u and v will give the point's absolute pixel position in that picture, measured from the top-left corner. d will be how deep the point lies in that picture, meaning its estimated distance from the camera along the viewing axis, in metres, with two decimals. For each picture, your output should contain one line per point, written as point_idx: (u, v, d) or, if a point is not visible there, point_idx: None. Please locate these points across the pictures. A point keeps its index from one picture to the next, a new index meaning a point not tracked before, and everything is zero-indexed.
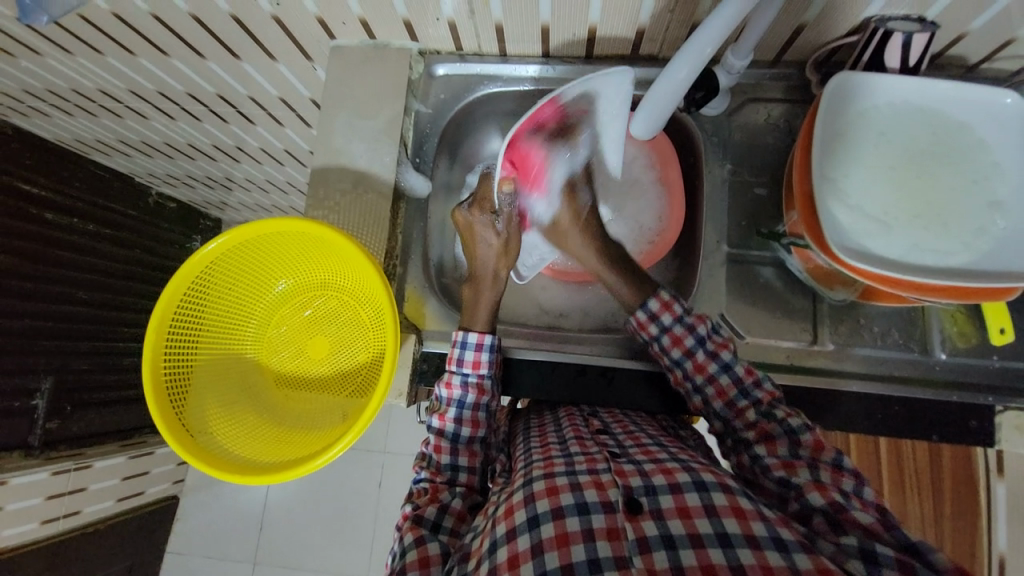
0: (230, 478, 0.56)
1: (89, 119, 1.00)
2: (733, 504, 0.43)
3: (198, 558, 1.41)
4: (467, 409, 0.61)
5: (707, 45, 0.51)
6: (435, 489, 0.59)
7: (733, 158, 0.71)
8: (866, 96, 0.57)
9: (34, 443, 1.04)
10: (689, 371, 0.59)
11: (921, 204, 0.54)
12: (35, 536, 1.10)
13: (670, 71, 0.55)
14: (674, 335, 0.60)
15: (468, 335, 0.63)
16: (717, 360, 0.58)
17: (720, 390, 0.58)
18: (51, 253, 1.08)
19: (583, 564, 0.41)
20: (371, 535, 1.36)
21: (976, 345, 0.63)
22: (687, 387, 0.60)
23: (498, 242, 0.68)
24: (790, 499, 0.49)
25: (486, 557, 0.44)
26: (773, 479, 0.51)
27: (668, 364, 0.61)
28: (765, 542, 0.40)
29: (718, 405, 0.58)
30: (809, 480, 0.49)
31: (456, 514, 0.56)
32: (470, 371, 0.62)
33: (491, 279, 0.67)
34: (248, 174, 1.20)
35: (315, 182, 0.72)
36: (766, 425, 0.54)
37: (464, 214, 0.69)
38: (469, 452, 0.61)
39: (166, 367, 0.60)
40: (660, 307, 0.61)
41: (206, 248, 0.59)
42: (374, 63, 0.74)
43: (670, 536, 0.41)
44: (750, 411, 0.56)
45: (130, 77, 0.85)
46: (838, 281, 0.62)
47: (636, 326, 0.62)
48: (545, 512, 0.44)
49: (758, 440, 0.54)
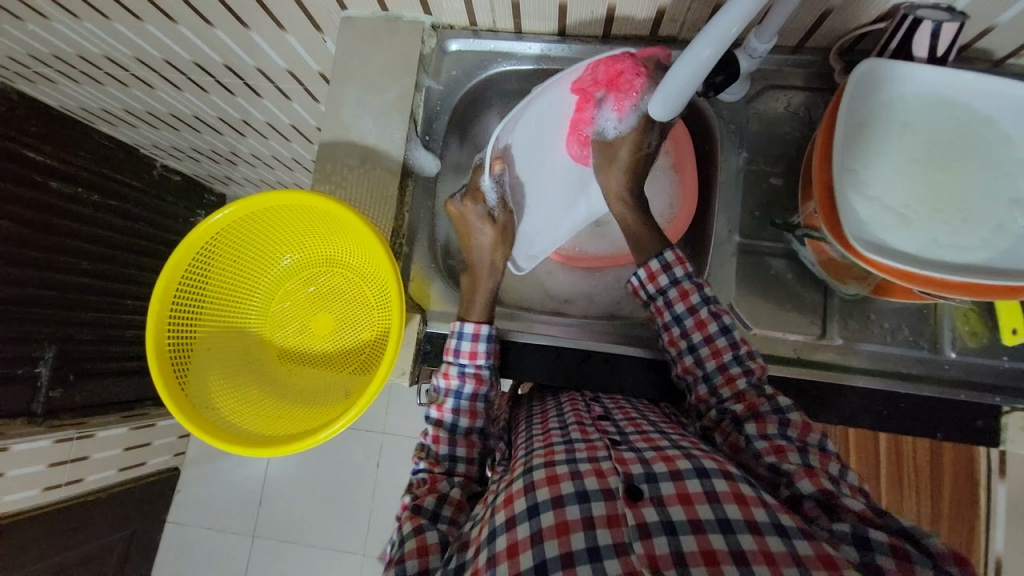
0: (233, 450, 0.56)
1: (95, 87, 0.99)
2: (734, 490, 0.43)
3: (199, 529, 1.43)
4: (465, 400, 0.61)
5: (734, 24, 0.48)
6: (433, 479, 0.59)
7: (749, 146, 0.70)
8: (890, 86, 0.55)
9: (37, 411, 1.06)
10: (687, 328, 0.60)
11: (942, 198, 0.53)
12: (36, 503, 1.11)
13: (692, 50, 0.52)
14: (682, 290, 0.60)
15: (466, 325, 0.63)
16: (719, 322, 0.59)
17: (716, 350, 0.58)
18: (56, 222, 1.08)
19: (583, 553, 0.40)
20: (369, 513, 1.38)
21: (987, 346, 0.62)
22: (682, 347, 0.60)
23: (492, 234, 0.68)
24: (782, 485, 0.49)
25: (486, 545, 0.44)
26: (765, 465, 0.51)
27: (667, 320, 0.61)
28: (766, 527, 0.40)
29: (709, 366, 0.58)
30: (800, 466, 0.48)
31: (455, 504, 0.56)
32: (467, 361, 0.62)
33: (489, 267, 0.67)
34: (253, 149, 1.19)
35: (322, 157, 0.71)
36: (754, 399, 0.55)
37: (457, 205, 0.69)
38: (467, 441, 0.61)
39: (170, 338, 0.60)
40: (675, 261, 0.61)
41: (211, 219, 0.58)
42: (386, 36, 0.73)
43: (670, 522, 0.41)
44: (741, 379, 0.56)
45: (136, 44, 0.83)
46: (851, 275, 0.61)
47: (646, 277, 0.62)
48: (545, 501, 0.44)
49: (748, 417, 0.54)
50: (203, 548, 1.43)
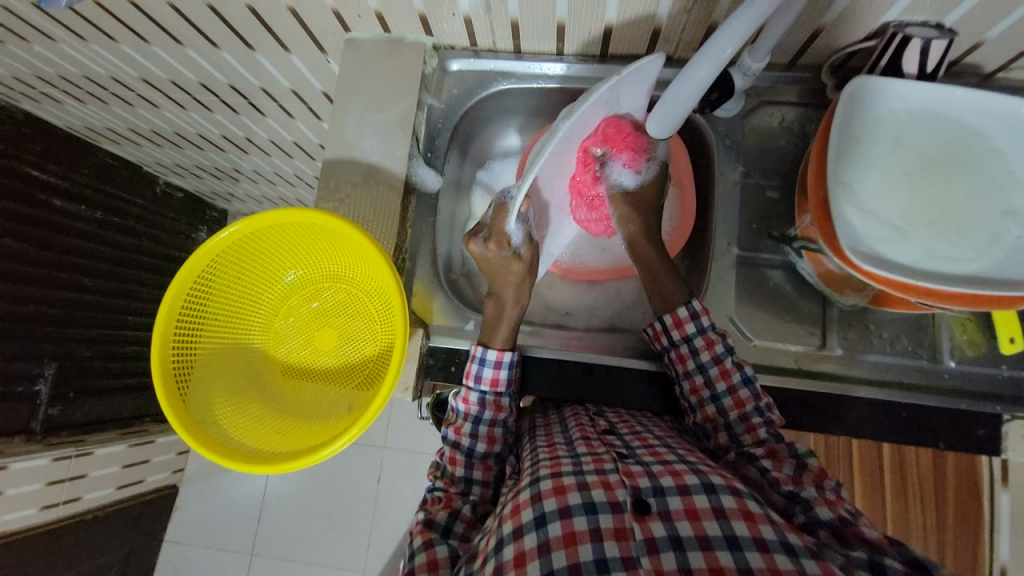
0: (236, 467, 0.56)
1: (101, 106, 1.01)
2: (741, 507, 0.43)
3: (196, 547, 1.42)
4: (484, 425, 0.61)
5: (727, 46, 0.51)
6: (449, 497, 0.58)
7: (746, 160, 0.71)
8: (881, 102, 0.56)
9: (36, 429, 1.06)
10: (711, 377, 0.59)
11: (936, 211, 0.54)
12: (34, 522, 1.10)
13: (688, 72, 0.55)
14: (708, 339, 0.60)
15: (488, 351, 0.62)
16: (743, 373, 0.59)
17: (739, 402, 0.58)
18: (59, 240, 1.08)
19: (590, 565, 0.40)
20: (369, 530, 1.36)
21: (986, 354, 0.63)
22: (704, 396, 0.60)
23: (519, 270, 0.65)
24: (795, 513, 0.50)
25: (493, 555, 0.44)
26: (779, 493, 0.51)
27: (690, 368, 0.60)
28: (774, 545, 0.40)
29: (732, 416, 0.58)
30: (818, 495, 0.50)
31: (467, 521, 0.56)
32: (487, 388, 0.62)
33: (515, 299, 0.65)
34: (255, 165, 1.20)
35: (326, 175, 0.72)
36: (775, 445, 0.55)
37: (480, 248, 0.65)
38: (484, 465, 0.61)
39: (174, 354, 0.60)
40: (703, 308, 0.61)
41: (217, 237, 0.59)
42: (388, 57, 0.74)
43: (678, 537, 0.42)
44: (762, 429, 0.56)
45: (142, 65, 0.84)
46: (849, 286, 0.62)
47: (674, 321, 0.62)
48: (552, 511, 0.44)
49: (763, 454, 0.54)
50: (200, 567, 1.41)
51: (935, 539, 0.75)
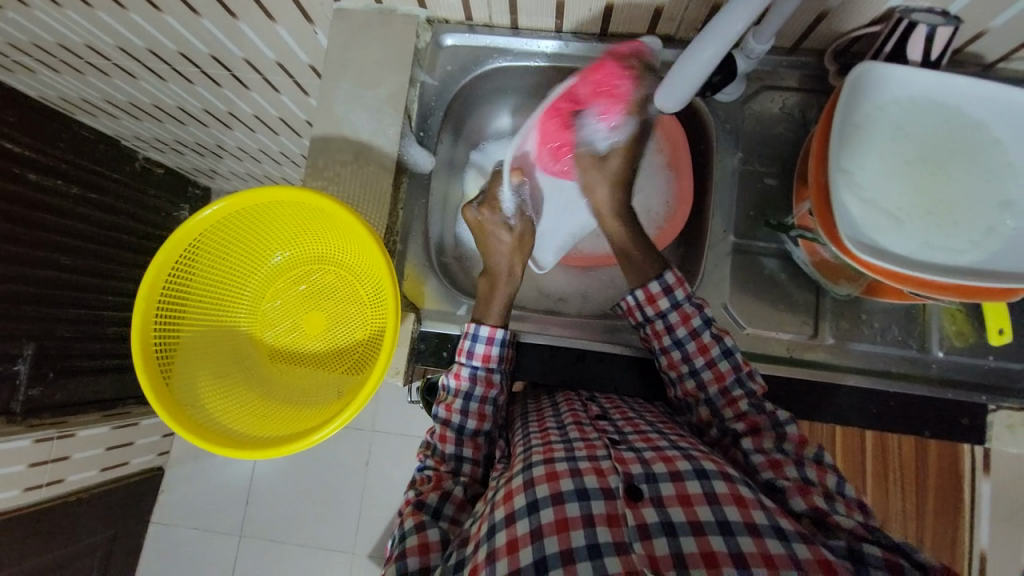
0: (223, 452, 0.55)
1: (75, 76, 0.95)
2: (733, 492, 0.43)
3: (183, 529, 1.41)
4: (475, 402, 0.60)
5: (738, 22, 0.49)
6: (438, 477, 0.58)
7: (745, 146, 0.70)
8: (885, 89, 0.55)
9: (15, 409, 1.02)
10: (689, 353, 0.59)
11: (934, 202, 0.53)
12: (17, 503, 1.08)
13: (694, 50, 0.53)
14: (683, 314, 0.60)
15: (480, 327, 0.61)
16: (722, 345, 0.59)
17: (702, 346, 0.59)
18: (33, 216, 1.04)
19: (583, 550, 0.41)
20: (359, 511, 1.37)
21: (973, 345, 0.64)
22: (666, 341, 0.60)
23: (511, 240, 0.68)
24: (778, 499, 0.51)
25: (485, 541, 0.44)
26: (761, 480, 0.52)
27: (667, 344, 0.60)
28: (765, 530, 0.40)
29: (697, 362, 0.59)
30: (794, 483, 0.50)
31: (457, 503, 0.56)
32: (478, 364, 0.61)
33: (506, 275, 0.66)
34: (240, 142, 1.16)
35: (314, 153, 0.69)
36: (756, 417, 0.56)
37: (474, 213, 0.68)
38: (474, 444, 0.60)
39: (157, 336, 0.58)
40: (676, 282, 0.60)
41: (200, 215, 0.57)
42: (379, 29, 0.71)
43: (669, 523, 0.42)
44: (744, 401, 0.57)
45: (120, 33, 0.80)
46: (844, 275, 0.62)
47: (645, 297, 0.61)
48: (544, 497, 0.44)
49: (746, 432, 0.55)
50: (188, 549, 1.40)
51: (914, 523, 0.77)
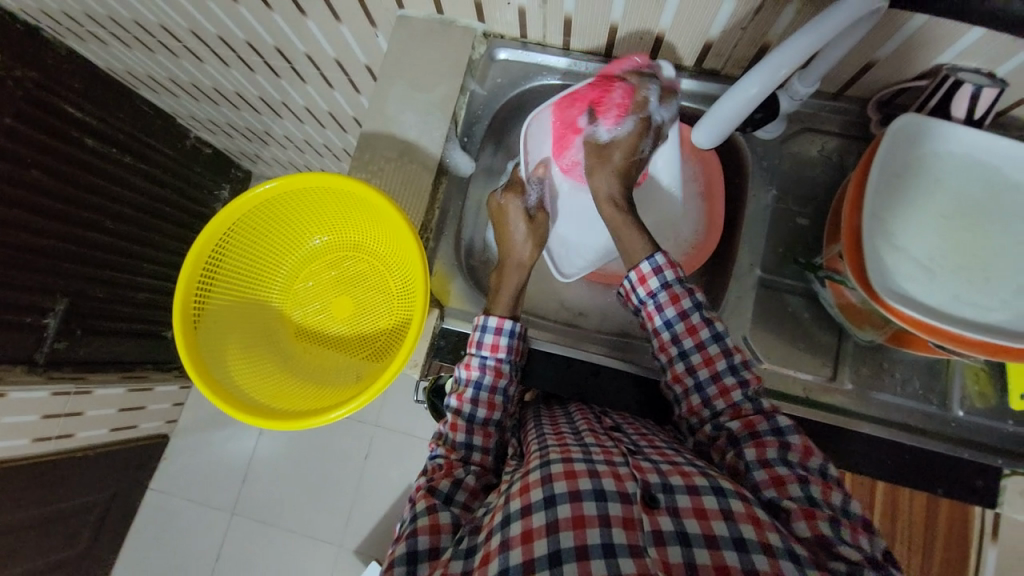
0: (244, 419, 0.57)
1: (144, 53, 1.02)
2: (750, 512, 0.43)
3: (180, 499, 1.43)
4: (484, 391, 0.61)
5: (782, 66, 0.51)
6: (449, 465, 0.57)
7: (780, 185, 0.71)
8: (926, 142, 0.56)
9: (38, 360, 1.07)
10: (661, 304, 0.59)
11: (967, 257, 0.53)
12: (24, 452, 1.12)
13: (740, 84, 0.55)
14: (672, 294, 0.59)
15: (489, 319, 0.63)
16: (711, 329, 0.58)
17: (675, 298, 0.59)
18: (87, 179, 1.10)
19: (597, 548, 0.40)
20: (352, 503, 1.37)
21: (995, 408, 0.63)
22: (652, 289, 0.60)
23: (528, 230, 0.69)
24: (777, 518, 0.48)
25: (499, 530, 0.44)
26: (762, 497, 0.50)
27: (657, 325, 0.60)
28: (780, 552, 0.41)
29: (671, 314, 0.59)
30: (798, 505, 0.48)
31: (469, 490, 0.56)
32: (488, 354, 0.62)
33: (518, 264, 0.67)
34: (287, 130, 1.21)
35: (362, 146, 0.72)
36: (751, 416, 0.54)
37: (498, 197, 0.70)
38: (484, 432, 0.60)
39: (196, 302, 0.61)
40: (666, 265, 0.60)
41: (253, 192, 0.60)
42: (437, 38, 0.75)
43: (684, 533, 0.42)
44: (735, 390, 0.56)
45: (193, 17, 0.85)
46: (869, 321, 0.62)
47: (636, 282, 0.61)
48: (561, 493, 0.44)
49: (744, 437, 0.53)
50: (181, 519, 1.42)
51: None
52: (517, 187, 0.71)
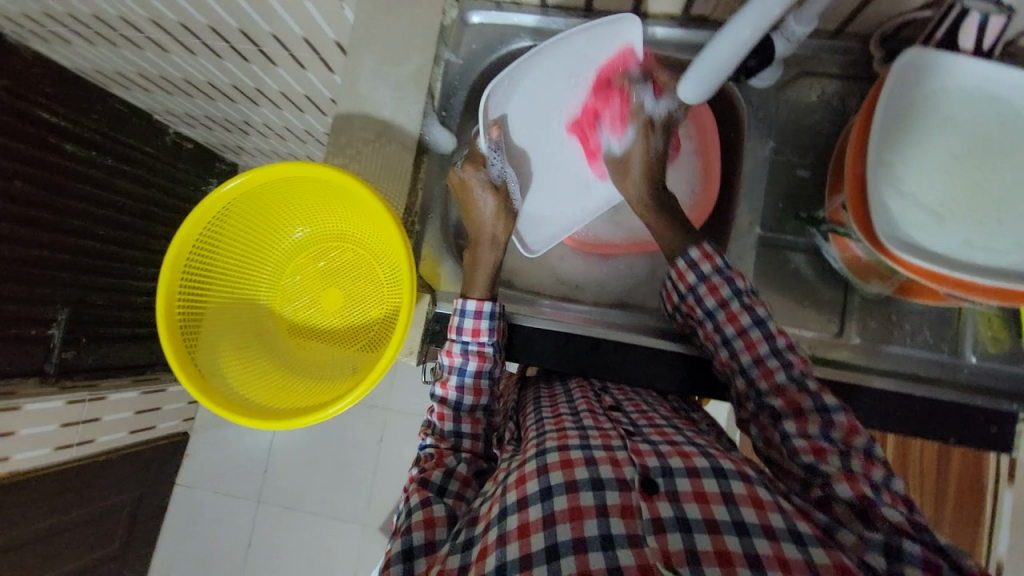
0: (240, 420, 0.56)
1: (109, 48, 0.97)
2: (751, 494, 0.43)
3: (206, 491, 1.47)
4: (469, 377, 0.60)
5: (776, 5, 0.44)
6: (440, 454, 0.58)
7: (778, 136, 0.67)
8: (934, 78, 0.52)
9: (50, 370, 1.10)
10: (700, 295, 0.58)
11: (979, 198, 0.50)
12: (48, 461, 1.14)
13: (731, 28, 0.48)
14: (712, 285, 0.57)
15: (468, 302, 0.61)
16: (771, 344, 0.54)
17: (712, 287, 0.57)
18: (71, 185, 1.08)
19: (596, 540, 0.40)
20: (372, 486, 1.40)
21: (1009, 352, 0.61)
22: (688, 281, 0.59)
23: (494, 203, 0.65)
24: (816, 484, 0.48)
25: (496, 525, 0.44)
26: (800, 463, 0.50)
27: (699, 316, 0.58)
28: (782, 533, 0.40)
29: (710, 303, 0.57)
30: (839, 470, 0.47)
31: (461, 479, 0.56)
32: (470, 339, 0.60)
33: (489, 241, 0.65)
34: (267, 119, 1.17)
35: (337, 130, 0.69)
36: (796, 395, 0.51)
37: (458, 172, 0.65)
38: (472, 419, 0.61)
39: (181, 307, 0.60)
40: (700, 256, 0.59)
41: (222, 188, 0.58)
42: (405, 5, 0.70)
43: (685, 519, 0.41)
44: (779, 373, 0.53)
45: (151, 5, 0.80)
46: (875, 274, 0.59)
47: (674, 275, 0.60)
48: (558, 484, 0.44)
49: (788, 414, 0.51)
50: (209, 510, 1.47)
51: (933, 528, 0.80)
52: (477, 159, 0.66)
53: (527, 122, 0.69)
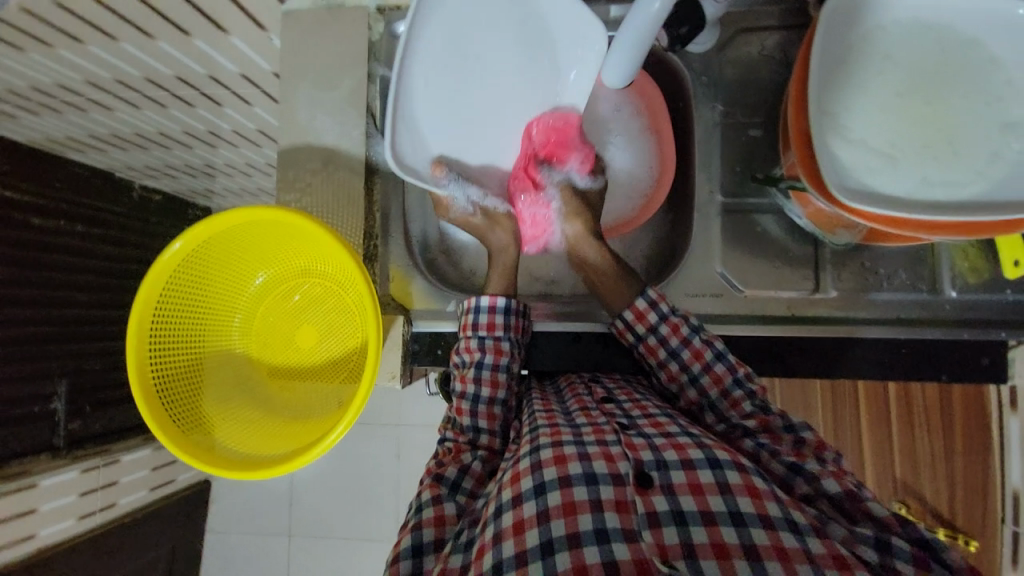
0: (226, 473, 0.56)
1: (54, 116, 0.94)
2: (747, 483, 0.42)
3: (234, 533, 1.48)
4: (486, 370, 0.60)
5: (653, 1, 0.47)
6: (457, 449, 0.58)
7: (725, 98, 0.66)
8: (868, 16, 0.51)
9: (60, 443, 1.09)
10: (663, 335, 0.58)
11: (931, 132, 0.49)
12: (74, 531, 1.16)
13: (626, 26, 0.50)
14: (672, 323, 0.58)
15: (481, 300, 0.62)
16: (734, 376, 0.55)
17: (674, 326, 0.58)
18: (45, 257, 1.07)
19: (590, 534, 0.40)
20: (395, 504, 1.41)
21: (988, 280, 0.60)
22: (650, 322, 0.58)
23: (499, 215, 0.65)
24: (799, 482, 0.47)
25: (492, 523, 0.44)
26: (781, 462, 0.49)
27: (662, 357, 0.58)
28: (779, 522, 0.40)
29: (674, 342, 0.57)
30: (822, 468, 0.48)
31: (476, 476, 0.56)
32: (486, 334, 0.61)
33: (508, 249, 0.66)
34: (227, 159, 1.14)
35: (284, 164, 0.68)
36: (765, 416, 0.53)
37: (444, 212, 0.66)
38: (489, 414, 0.59)
39: (155, 366, 0.59)
40: (659, 296, 0.59)
41: (176, 244, 0.57)
42: (331, 27, 0.69)
43: (681, 512, 0.41)
44: (727, 377, 0.55)
45: (84, 67, 0.78)
46: (840, 225, 0.58)
47: (634, 316, 0.59)
48: (552, 480, 0.44)
49: (761, 432, 0.52)
50: (241, 552, 1.48)
51: (944, 467, 0.79)
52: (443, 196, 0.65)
53: (471, 145, 0.61)
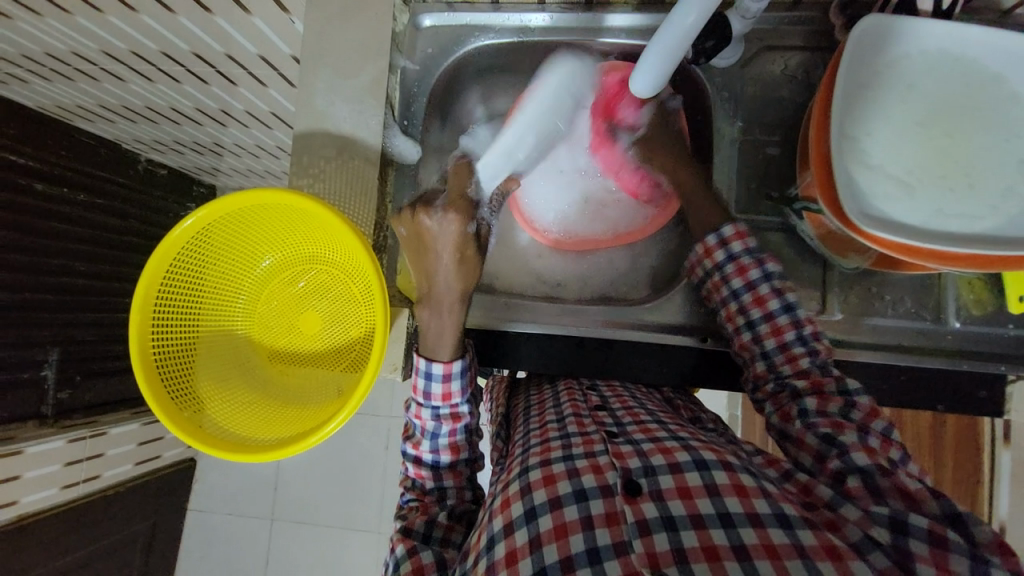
0: (224, 455, 0.55)
1: (66, 83, 0.93)
2: (735, 482, 0.43)
3: (217, 515, 1.48)
4: (443, 438, 0.60)
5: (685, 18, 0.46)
6: (424, 506, 0.59)
7: (745, 114, 0.66)
8: (893, 44, 0.51)
9: (48, 413, 1.08)
10: (728, 273, 0.60)
11: (948, 163, 0.49)
12: (58, 500, 1.15)
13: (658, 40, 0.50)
14: (740, 265, 0.60)
15: (433, 366, 0.58)
16: (798, 331, 0.57)
17: (741, 268, 0.60)
18: (46, 225, 1.06)
19: (582, 555, 0.41)
20: (381, 494, 1.41)
21: (992, 314, 0.60)
22: (717, 257, 0.61)
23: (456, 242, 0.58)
24: (832, 455, 0.48)
25: (485, 554, 0.44)
26: (817, 434, 0.50)
27: (724, 294, 0.61)
28: (768, 519, 0.40)
29: (738, 282, 0.59)
30: (856, 441, 0.48)
31: (445, 524, 0.56)
32: (440, 403, 0.59)
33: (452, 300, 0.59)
34: (236, 139, 1.13)
35: (298, 149, 0.68)
36: (819, 377, 0.54)
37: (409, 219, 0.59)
38: (454, 473, 0.61)
39: (155, 346, 0.59)
40: (733, 234, 0.61)
41: (184, 223, 0.57)
42: (356, 13, 0.69)
43: (669, 517, 0.42)
44: (788, 330, 0.57)
45: (101, 37, 0.77)
46: (852, 249, 0.58)
47: (702, 251, 0.62)
48: (541, 503, 0.44)
49: (809, 393, 0.53)
50: (222, 534, 1.47)
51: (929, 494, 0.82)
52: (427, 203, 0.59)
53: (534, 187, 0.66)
